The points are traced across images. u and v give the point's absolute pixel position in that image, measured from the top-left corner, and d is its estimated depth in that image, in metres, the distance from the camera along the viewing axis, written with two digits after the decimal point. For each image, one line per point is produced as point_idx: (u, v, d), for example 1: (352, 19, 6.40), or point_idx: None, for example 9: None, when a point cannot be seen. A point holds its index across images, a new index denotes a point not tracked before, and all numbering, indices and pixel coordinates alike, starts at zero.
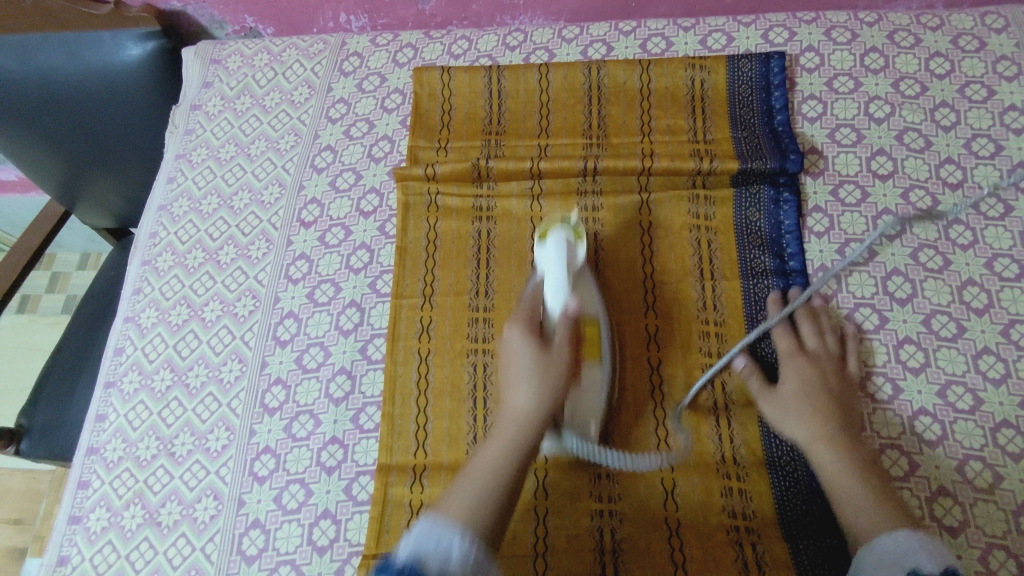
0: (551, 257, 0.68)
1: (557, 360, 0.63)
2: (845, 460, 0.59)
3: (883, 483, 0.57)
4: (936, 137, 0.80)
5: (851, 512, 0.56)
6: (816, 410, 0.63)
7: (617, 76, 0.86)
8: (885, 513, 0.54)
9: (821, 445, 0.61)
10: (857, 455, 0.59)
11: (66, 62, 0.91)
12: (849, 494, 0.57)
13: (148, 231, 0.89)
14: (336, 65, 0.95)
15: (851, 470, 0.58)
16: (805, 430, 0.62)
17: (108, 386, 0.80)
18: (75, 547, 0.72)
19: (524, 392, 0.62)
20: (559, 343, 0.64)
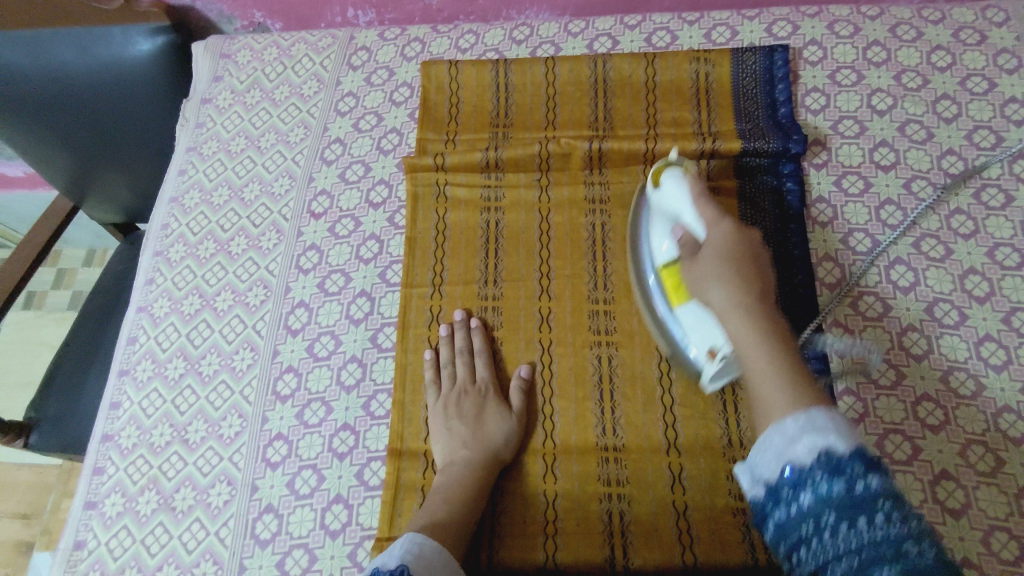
0: (673, 190, 0.68)
1: (720, 246, 0.60)
2: (755, 328, 0.53)
3: (799, 360, 0.51)
4: (938, 129, 0.81)
5: (765, 393, 0.49)
6: (738, 277, 0.57)
7: (623, 69, 0.87)
8: (814, 396, 0.47)
9: (738, 313, 0.55)
10: (777, 327, 0.53)
11: (77, 57, 0.92)
12: (767, 390, 0.49)
13: (159, 223, 0.90)
14: (344, 60, 0.96)
15: (762, 328, 0.53)
16: (724, 298, 0.56)
17: (121, 375, 0.81)
18: (91, 532, 0.73)
19: (719, 291, 0.57)
20: (724, 248, 0.59)
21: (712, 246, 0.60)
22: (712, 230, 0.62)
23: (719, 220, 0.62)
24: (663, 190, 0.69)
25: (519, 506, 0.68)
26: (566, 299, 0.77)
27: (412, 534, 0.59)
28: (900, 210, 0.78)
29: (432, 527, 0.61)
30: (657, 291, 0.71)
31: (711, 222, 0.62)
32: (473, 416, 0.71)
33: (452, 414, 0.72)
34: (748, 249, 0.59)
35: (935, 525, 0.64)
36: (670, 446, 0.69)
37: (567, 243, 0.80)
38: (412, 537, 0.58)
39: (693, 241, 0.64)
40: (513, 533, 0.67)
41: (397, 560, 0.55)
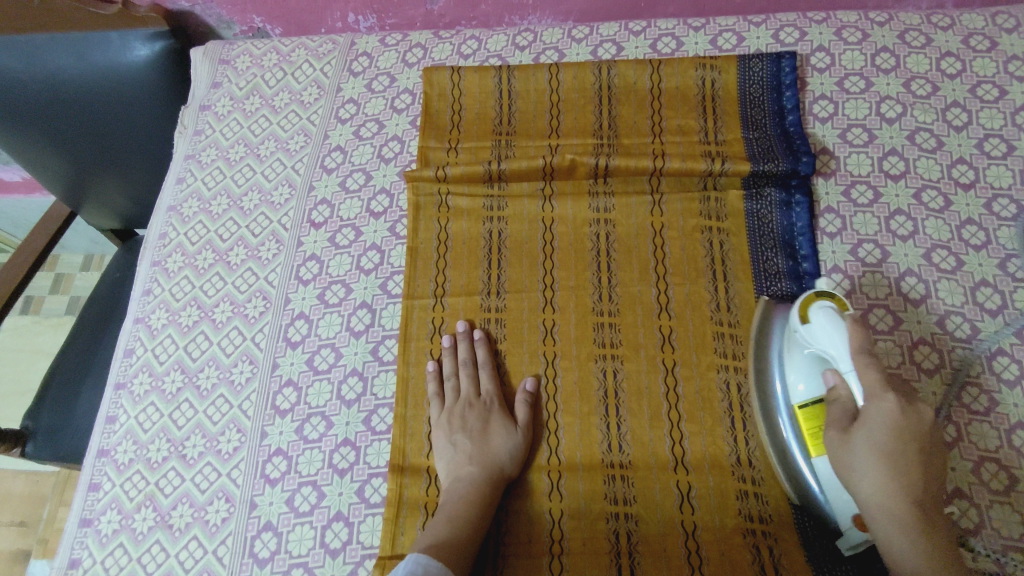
0: (826, 329, 0.61)
1: (881, 416, 0.55)
2: (903, 507, 0.53)
3: (938, 533, 0.53)
4: (948, 137, 0.80)
5: (901, 568, 0.52)
6: (892, 467, 0.55)
7: (628, 76, 0.86)
8: (950, 569, 0.51)
9: (885, 505, 0.54)
10: (922, 503, 0.54)
11: (74, 62, 0.91)
12: (893, 542, 0.53)
13: (157, 232, 0.89)
14: (344, 66, 0.95)
15: (908, 517, 0.53)
16: (870, 488, 0.55)
17: (118, 388, 0.80)
18: (86, 550, 0.71)
19: (869, 482, 0.55)
20: (885, 441, 0.55)
21: (872, 430, 0.56)
22: (870, 405, 0.56)
23: (881, 396, 0.56)
24: (812, 329, 0.62)
25: (524, 524, 0.67)
26: (571, 311, 0.75)
27: (415, 555, 0.58)
28: (910, 221, 0.76)
29: (436, 551, 0.60)
30: (783, 415, 0.66)
31: (873, 394, 0.56)
32: (480, 432, 0.69)
33: (457, 429, 0.70)
34: (909, 439, 0.55)
35: None
36: (678, 463, 0.67)
37: (572, 254, 0.78)
38: (416, 558, 0.57)
39: (847, 410, 0.58)
40: (517, 552, 0.65)
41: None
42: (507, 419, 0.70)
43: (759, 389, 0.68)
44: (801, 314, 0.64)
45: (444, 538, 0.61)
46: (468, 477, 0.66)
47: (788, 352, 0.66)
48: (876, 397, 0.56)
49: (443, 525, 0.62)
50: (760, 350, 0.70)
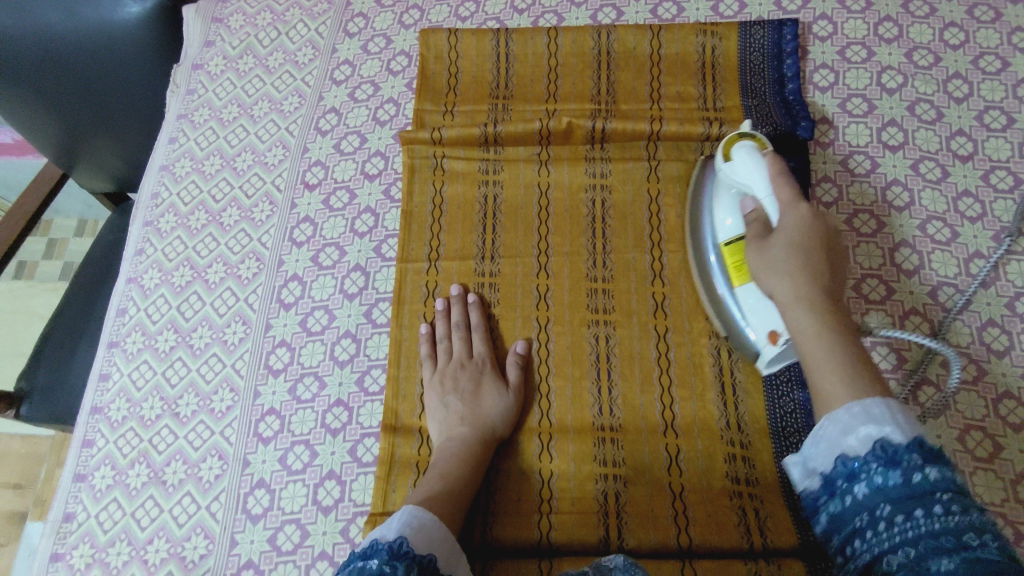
0: (745, 164, 0.64)
1: (789, 233, 0.60)
2: (817, 320, 0.56)
3: (851, 335, 0.55)
4: (948, 108, 0.79)
5: (811, 347, 0.55)
6: (806, 270, 0.58)
7: (627, 40, 0.85)
8: (858, 368, 0.53)
9: (804, 305, 0.57)
10: (838, 313, 0.56)
11: (65, 20, 0.89)
12: (813, 352, 0.55)
13: (149, 192, 0.88)
14: (341, 26, 0.93)
15: (827, 325, 0.55)
16: (787, 289, 0.58)
17: (111, 346, 0.80)
18: (80, 504, 0.72)
19: (784, 275, 0.58)
20: (795, 236, 0.59)
21: (785, 234, 0.60)
22: (785, 212, 0.61)
23: (795, 205, 0.61)
24: (732, 164, 0.66)
25: (514, 484, 0.68)
26: (564, 277, 0.75)
27: (409, 509, 0.58)
28: (907, 192, 0.76)
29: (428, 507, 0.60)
30: (716, 268, 0.70)
31: (787, 205, 0.61)
32: (473, 389, 0.70)
33: (449, 388, 0.71)
34: (819, 241, 0.60)
35: None
36: (667, 427, 0.68)
37: (567, 220, 0.78)
38: (412, 511, 0.57)
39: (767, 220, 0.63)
40: (507, 511, 0.66)
41: (396, 533, 0.55)
42: (500, 380, 0.71)
43: (706, 291, 0.71)
44: (727, 154, 0.67)
45: (439, 492, 0.62)
46: (463, 434, 0.67)
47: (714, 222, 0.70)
48: (786, 212, 0.61)
49: (434, 481, 0.63)
50: (695, 202, 0.74)
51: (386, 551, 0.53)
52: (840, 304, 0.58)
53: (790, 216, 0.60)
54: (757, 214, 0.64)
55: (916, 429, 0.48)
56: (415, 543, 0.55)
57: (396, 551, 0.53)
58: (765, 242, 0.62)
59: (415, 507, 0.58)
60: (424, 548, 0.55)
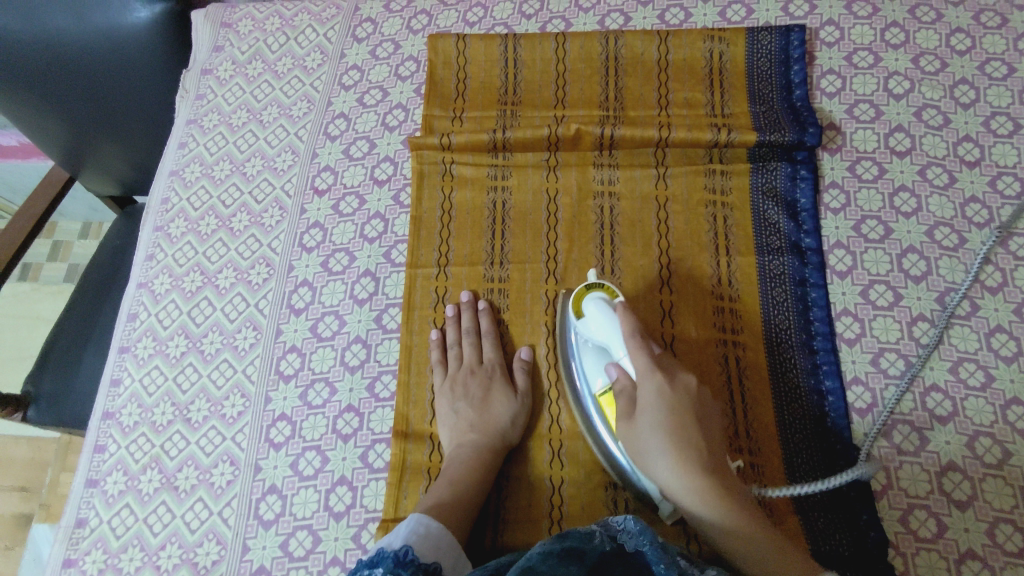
0: (597, 319, 0.63)
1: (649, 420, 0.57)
2: (692, 483, 0.53)
3: (748, 514, 0.53)
4: (955, 114, 0.80)
5: (721, 537, 0.53)
6: (678, 450, 0.55)
7: (635, 46, 0.85)
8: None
9: (682, 471, 0.54)
10: (707, 476, 0.54)
11: (72, 25, 0.89)
12: (711, 527, 0.53)
13: (159, 198, 0.88)
14: (349, 31, 0.94)
15: (717, 502, 0.53)
16: (668, 477, 0.54)
17: (122, 351, 0.80)
18: (93, 510, 0.72)
19: (664, 466, 0.55)
20: (662, 415, 0.57)
21: (647, 409, 0.57)
22: (643, 384, 0.59)
23: (651, 373, 0.59)
24: (586, 322, 0.65)
25: (524, 490, 0.68)
26: (573, 283, 0.76)
27: (415, 519, 0.58)
28: (914, 198, 0.76)
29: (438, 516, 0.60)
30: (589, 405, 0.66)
31: (643, 374, 0.59)
32: (483, 395, 0.70)
33: (460, 395, 0.72)
34: (686, 412, 0.57)
35: (941, 516, 0.64)
36: None
37: (576, 225, 0.78)
38: (420, 519, 0.58)
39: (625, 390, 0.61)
40: (517, 516, 0.67)
41: (403, 540, 0.56)
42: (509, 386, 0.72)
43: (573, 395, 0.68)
44: (579, 310, 0.66)
45: (448, 499, 0.62)
46: (473, 440, 0.68)
47: (585, 369, 0.66)
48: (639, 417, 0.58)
49: (444, 490, 0.64)
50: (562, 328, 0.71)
51: (392, 556, 0.53)
52: (723, 472, 0.55)
53: (648, 387, 0.58)
54: (621, 394, 0.61)
55: None
56: (421, 550, 0.55)
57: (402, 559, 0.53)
58: (631, 424, 0.59)
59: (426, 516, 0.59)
60: (429, 556, 0.56)
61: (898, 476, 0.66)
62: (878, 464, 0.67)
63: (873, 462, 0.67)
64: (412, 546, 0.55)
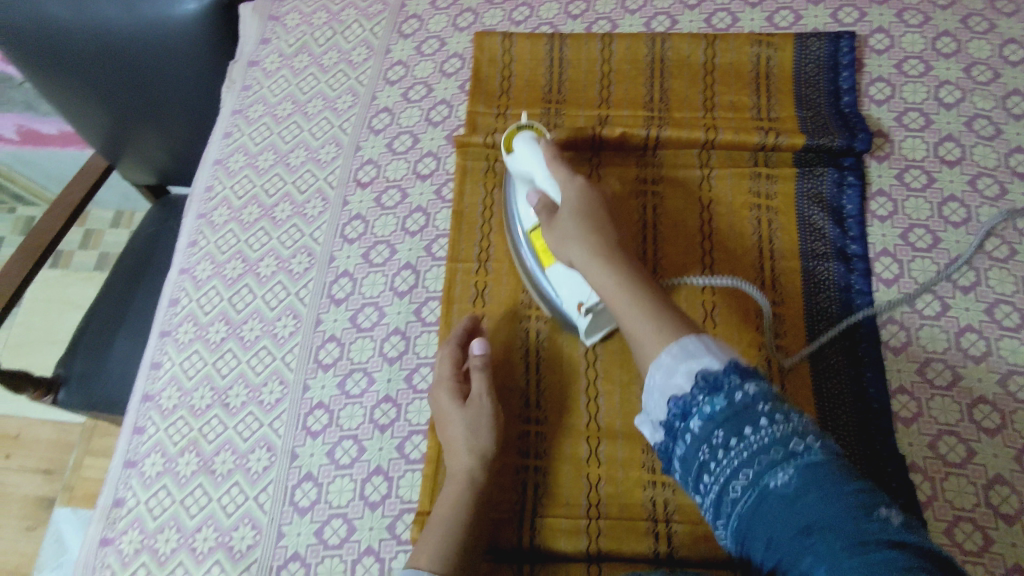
0: (527, 156, 0.70)
1: (573, 227, 0.66)
2: (617, 282, 0.62)
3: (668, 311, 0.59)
4: (1007, 125, 0.79)
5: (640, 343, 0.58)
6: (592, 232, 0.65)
7: (681, 49, 0.85)
8: (673, 325, 0.57)
9: (610, 281, 0.62)
10: (639, 279, 0.62)
11: (122, 14, 0.90)
12: (632, 324, 0.59)
13: (203, 185, 0.89)
14: (395, 27, 0.95)
15: (631, 292, 0.61)
16: (581, 251, 0.64)
17: (162, 335, 0.81)
18: (130, 490, 0.73)
19: (580, 249, 0.64)
20: (579, 204, 0.66)
21: (569, 202, 0.67)
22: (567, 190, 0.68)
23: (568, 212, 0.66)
24: (516, 157, 0.71)
25: (560, 488, 0.67)
26: None
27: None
28: (964, 208, 0.75)
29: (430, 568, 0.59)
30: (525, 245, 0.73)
31: (564, 183, 0.68)
32: (468, 424, 0.67)
33: (448, 418, 0.68)
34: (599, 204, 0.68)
35: (987, 530, 0.63)
36: None
37: (618, 224, 0.78)
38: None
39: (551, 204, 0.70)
40: (555, 514, 0.66)
41: None
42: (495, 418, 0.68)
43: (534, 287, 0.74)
44: (508, 147, 0.72)
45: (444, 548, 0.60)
46: (464, 477, 0.65)
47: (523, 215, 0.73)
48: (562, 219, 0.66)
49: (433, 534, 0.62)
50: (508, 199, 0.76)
51: None
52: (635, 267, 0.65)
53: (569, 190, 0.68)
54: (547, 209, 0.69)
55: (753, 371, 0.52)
56: None
57: None
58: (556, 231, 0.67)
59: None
60: None
61: (943, 487, 0.65)
62: (923, 474, 0.65)
63: (918, 473, 0.66)
64: None
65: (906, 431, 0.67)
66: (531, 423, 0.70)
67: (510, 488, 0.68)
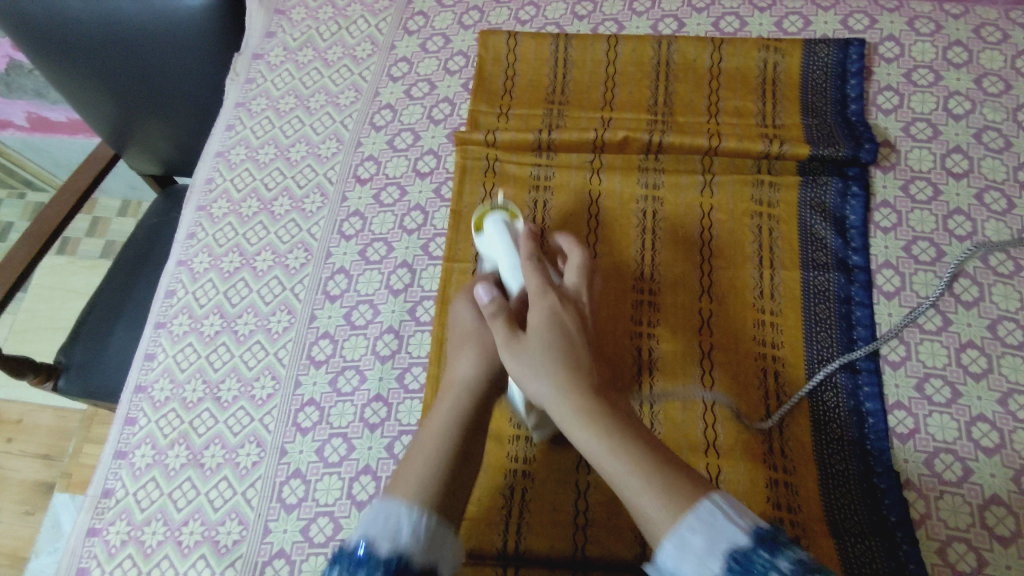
0: (494, 238, 0.69)
1: (539, 341, 0.58)
2: (577, 406, 0.54)
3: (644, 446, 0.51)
4: (1017, 138, 0.77)
5: (620, 485, 0.49)
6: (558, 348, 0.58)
7: (688, 53, 0.84)
8: (678, 488, 0.48)
9: (579, 417, 0.53)
10: (605, 404, 0.54)
11: (133, 4, 0.90)
12: (611, 468, 0.50)
13: (203, 177, 0.89)
14: (400, 23, 0.94)
15: (597, 422, 0.52)
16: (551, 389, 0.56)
17: (158, 326, 0.81)
18: (120, 481, 0.73)
19: (546, 379, 0.56)
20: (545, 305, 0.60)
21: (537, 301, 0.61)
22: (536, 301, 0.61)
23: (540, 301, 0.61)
24: (485, 238, 0.70)
25: (549, 494, 0.67)
26: (611, 287, 0.75)
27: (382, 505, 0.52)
28: (970, 221, 0.74)
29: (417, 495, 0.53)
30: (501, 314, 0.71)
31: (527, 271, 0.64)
32: (479, 359, 0.63)
33: (460, 349, 0.64)
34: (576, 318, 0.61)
35: (982, 551, 0.62)
36: (709, 447, 0.67)
37: (617, 229, 0.78)
38: (393, 505, 0.52)
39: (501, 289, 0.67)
40: (541, 520, 0.66)
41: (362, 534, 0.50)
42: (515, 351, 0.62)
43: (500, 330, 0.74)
44: (479, 226, 0.72)
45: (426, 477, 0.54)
46: (462, 409, 0.60)
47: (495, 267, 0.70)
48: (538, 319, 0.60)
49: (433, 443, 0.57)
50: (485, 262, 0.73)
51: (350, 556, 0.50)
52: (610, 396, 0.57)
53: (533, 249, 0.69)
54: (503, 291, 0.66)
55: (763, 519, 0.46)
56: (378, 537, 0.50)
57: (357, 561, 0.49)
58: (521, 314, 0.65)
59: (399, 500, 0.52)
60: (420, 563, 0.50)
61: (938, 506, 0.64)
62: (918, 491, 0.64)
63: (913, 490, 0.64)
64: (403, 549, 0.49)
65: (902, 447, 0.66)
66: (521, 428, 0.70)
67: (497, 493, 0.67)
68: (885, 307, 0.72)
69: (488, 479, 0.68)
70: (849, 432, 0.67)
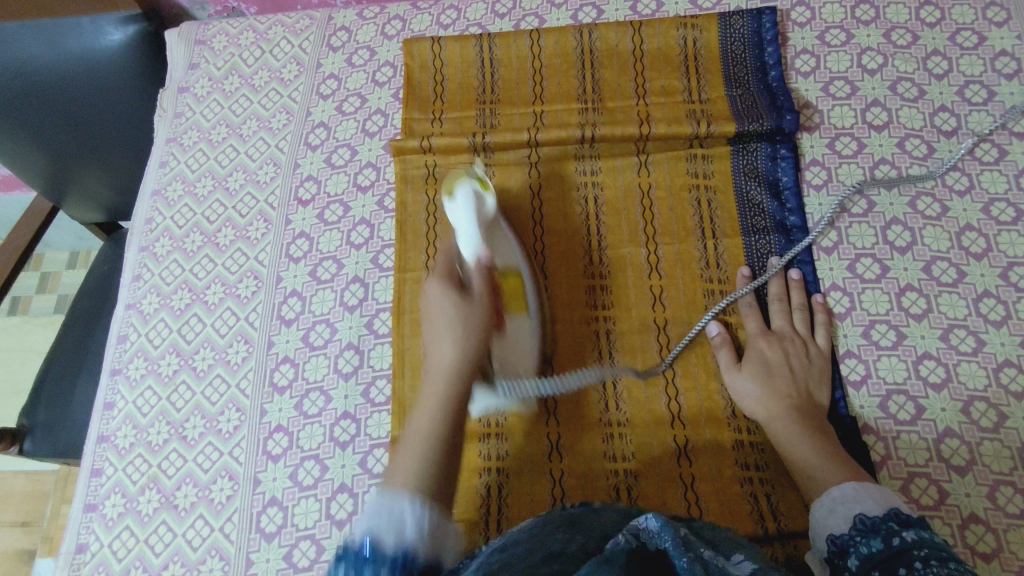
0: (460, 211, 0.68)
1: (790, 394, 0.66)
2: (803, 422, 0.64)
3: (830, 445, 0.62)
4: (929, 86, 0.80)
5: (795, 456, 0.62)
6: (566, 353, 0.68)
7: (609, 38, 0.85)
8: (837, 469, 0.59)
9: (784, 423, 0.64)
10: (804, 412, 0.65)
11: (47, 48, 0.89)
12: (801, 458, 0.62)
13: (143, 218, 0.88)
14: (323, 41, 0.94)
15: (810, 434, 0.63)
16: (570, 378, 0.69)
17: (114, 374, 0.80)
18: (93, 534, 0.72)
19: (753, 391, 0.67)
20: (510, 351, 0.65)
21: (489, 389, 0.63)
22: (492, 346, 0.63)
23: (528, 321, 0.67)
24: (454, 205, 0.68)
25: (526, 487, 0.68)
26: (563, 276, 0.76)
27: (380, 503, 0.47)
28: (895, 170, 0.77)
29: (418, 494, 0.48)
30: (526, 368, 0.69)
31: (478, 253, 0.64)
32: (459, 341, 0.58)
33: (438, 335, 0.59)
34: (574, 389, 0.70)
35: (941, 483, 0.64)
36: (675, 419, 0.69)
37: (561, 219, 0.79)
38: (392, 499, 0.48)
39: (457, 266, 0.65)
40: (521, 514, 0.67)
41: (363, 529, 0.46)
42: (485, 337, 0.60)
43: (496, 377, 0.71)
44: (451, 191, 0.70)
45: (435, 424, 0.54)
46: (452, 395, 0.56)
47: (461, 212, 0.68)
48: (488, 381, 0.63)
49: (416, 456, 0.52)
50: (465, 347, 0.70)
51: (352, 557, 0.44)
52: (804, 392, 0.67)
53: (513, 252, 0.70)
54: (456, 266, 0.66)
55: (891, 502, 0.53)
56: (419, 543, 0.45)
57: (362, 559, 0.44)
58: (492, 230, 0.70)
59: (399, 494, 0.48)
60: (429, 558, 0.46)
61: (896, 446, 0.66)
62: (876, 434, 0.67)
63: (871, 433, 0.67)
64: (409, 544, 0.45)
65: (856, 395, 0.69)
66: (491, 426, 0.70)
67: (474, 493, 0.68)
68: (826, 262, 0.74)
69: (465, 481, 0.69)
70: (817, 379, 0.68)
